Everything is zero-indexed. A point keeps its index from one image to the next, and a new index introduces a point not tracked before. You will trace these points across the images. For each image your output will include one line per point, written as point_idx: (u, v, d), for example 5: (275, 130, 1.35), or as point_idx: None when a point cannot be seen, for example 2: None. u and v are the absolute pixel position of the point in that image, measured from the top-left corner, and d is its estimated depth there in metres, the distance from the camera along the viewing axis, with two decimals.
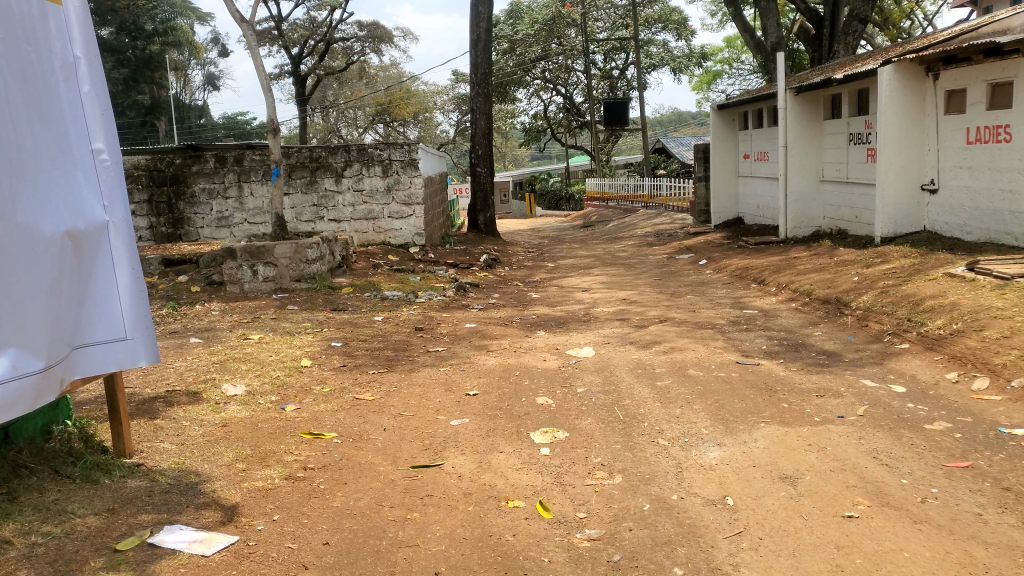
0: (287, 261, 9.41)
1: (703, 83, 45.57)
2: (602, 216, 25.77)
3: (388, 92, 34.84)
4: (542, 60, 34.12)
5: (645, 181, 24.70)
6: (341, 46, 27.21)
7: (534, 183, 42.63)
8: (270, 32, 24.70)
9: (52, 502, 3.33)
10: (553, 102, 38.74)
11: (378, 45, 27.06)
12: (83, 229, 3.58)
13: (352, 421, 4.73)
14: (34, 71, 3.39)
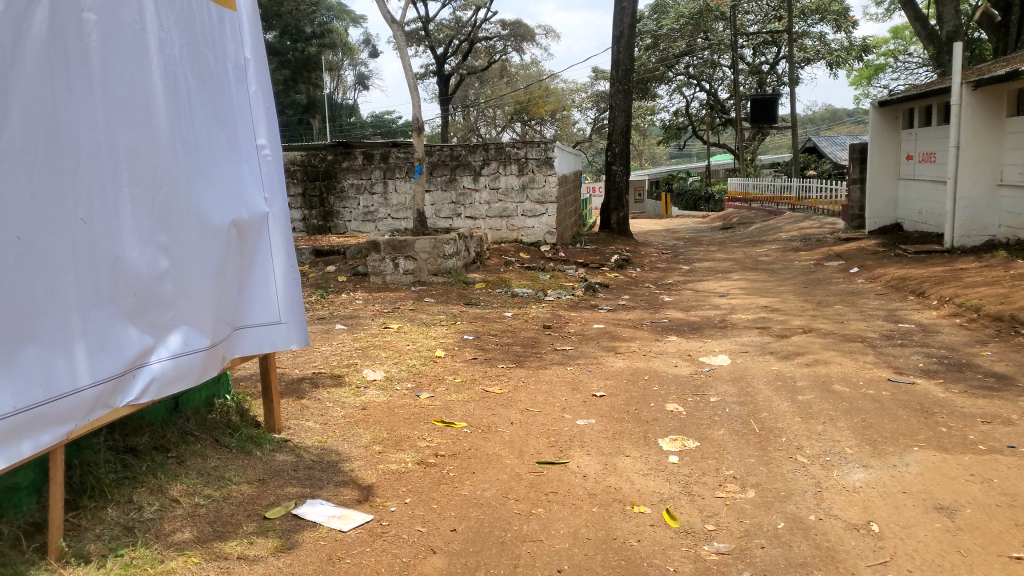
0: (426, 256, 9.76)
1: (862, 79, 42.69)
2: (742, 217, 24.70)
3: (528, 90, 35.18)
4: (685, 56, 33.06)
5: (791, 183, 23.45)
6: (485, 45, 27.80)
7: (670, 180, 41.56)
8: (417, 34, 25.67)
9: (213, 468, 3.57)
10: (693, 100, 37.65)
11: (520, 44, 27.37)
12: (248, 218, 3.85)
13: (480, 412, 4.82)
14: (214, 71, 3.68)
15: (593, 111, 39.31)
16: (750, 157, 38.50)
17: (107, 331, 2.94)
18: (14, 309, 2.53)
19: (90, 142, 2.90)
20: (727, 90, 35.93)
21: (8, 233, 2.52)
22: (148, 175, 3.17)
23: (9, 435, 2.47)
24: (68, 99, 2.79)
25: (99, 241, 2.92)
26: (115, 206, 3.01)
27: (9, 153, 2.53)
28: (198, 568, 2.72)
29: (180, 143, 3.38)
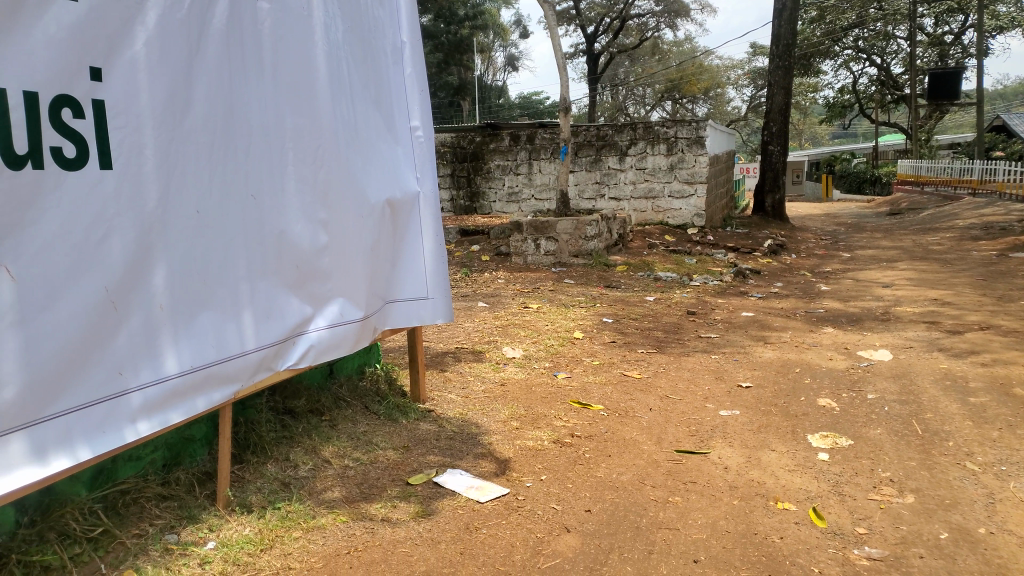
0: (568, 237, 9.78)
1: None
2: (913, 202, 22.78)
3: (680, 68, 34.14)
4: (855, 27, 30.75)
5: (973, 165, 21.33)
6: (636, 23, 27.24)
7: (832, 162, 39.04)
8: (568, 13, 25.56)
9: (362, 433, 3.78)
10: (862, 75, 35.03)
11: (673, 20, 26.58)
12: (400, 197, 4.00)
13: (619, 396, 4.78)
14: (373, 55, 3.83)
15: (749, 88, 37.56)
16: (925, 136, 35.37)
17: (272, 301, 3.17)
18: (194, 277, 2.78)
19: (261, 124, 3.11)
20: (902, 63, 33.12)
21: (190, 208, 2.76)
22: (311, 155, 3.37)
23: (187, 391, 2.74)
24: (242, 84, 3.00)
25: (267, 217, 3.14)
26: (281, 184, 3.23)
27: (192, 134, 2.77)
28: (345, 526, 2.89)
29: (340, 125, 3.56)
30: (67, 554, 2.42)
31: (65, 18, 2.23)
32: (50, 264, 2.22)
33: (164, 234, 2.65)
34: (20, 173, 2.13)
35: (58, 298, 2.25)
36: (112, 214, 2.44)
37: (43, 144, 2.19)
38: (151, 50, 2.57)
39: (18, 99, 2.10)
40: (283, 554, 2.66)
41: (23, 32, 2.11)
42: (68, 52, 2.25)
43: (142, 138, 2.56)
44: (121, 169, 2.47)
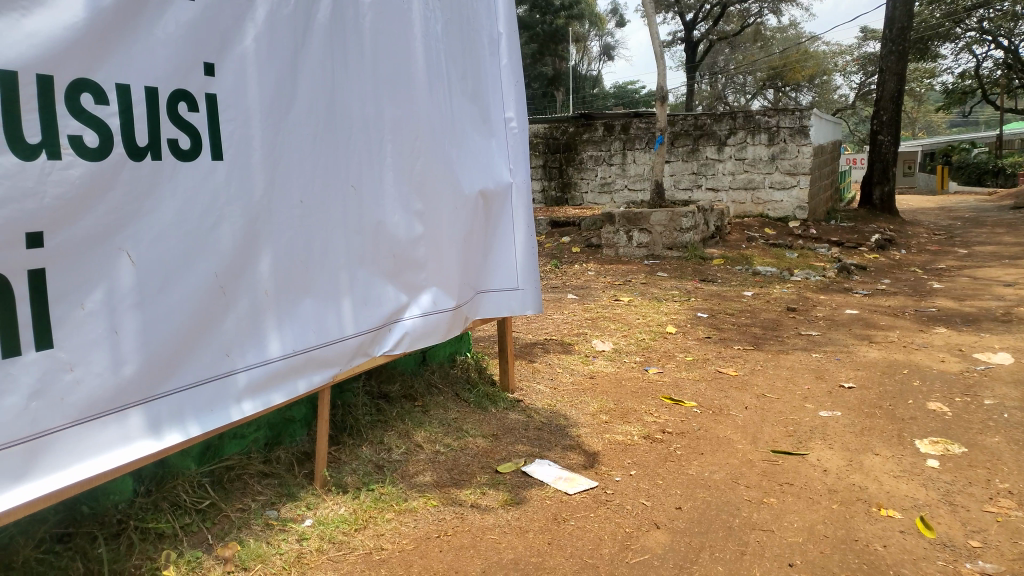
0: (662, 229, 9.61)
1: None
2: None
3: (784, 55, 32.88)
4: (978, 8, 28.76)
5: None
6: (737, 8, 26.40)
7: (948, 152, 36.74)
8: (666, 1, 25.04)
9: (453, 420, 3.84)
10: (984, 59, 32.74)
11: (777, 5, 25.61)
12: (494, 188, 4.02)
13: (712, 393, 4.66)
14: (469, 47, 3.86)
15: (858, 75, 35.79)
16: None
17: (369, 288, 3.26)
18: (296, 264, 2.89)
19: (361, 116, 3.19)
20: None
21: (294, 198, 2.87)
22: (408, 146, 3.43)
23: (288, 373, 2.86)
24: (343, 77, 3.09)
25: (365, 207, 3.23)
26: (379, 174, 3.30)
27: (297, 126, 2.87)
28: (436, 510, 2.95)
29: (436, 116, 3.61)
30: (178, 523, 2.57)
31: (181, 16, 2.36)
32: (166, 250, 2.36)
33: (269, 222, 2.76)
34: (141, 165, 2.27)
35: (173, 282, 2.38)
36: (222, 203, 2.56)
37: (161, 137, 2.32)
38: (260, 46, 2.68)
39: (139, 94, 2.23)
40: (376, 535, 2.73)
41: (144, 31, 2.24)
42: (184, 49, 2.37)
43: (251, 130, 2.67)
44: (231, 160, 2.59)
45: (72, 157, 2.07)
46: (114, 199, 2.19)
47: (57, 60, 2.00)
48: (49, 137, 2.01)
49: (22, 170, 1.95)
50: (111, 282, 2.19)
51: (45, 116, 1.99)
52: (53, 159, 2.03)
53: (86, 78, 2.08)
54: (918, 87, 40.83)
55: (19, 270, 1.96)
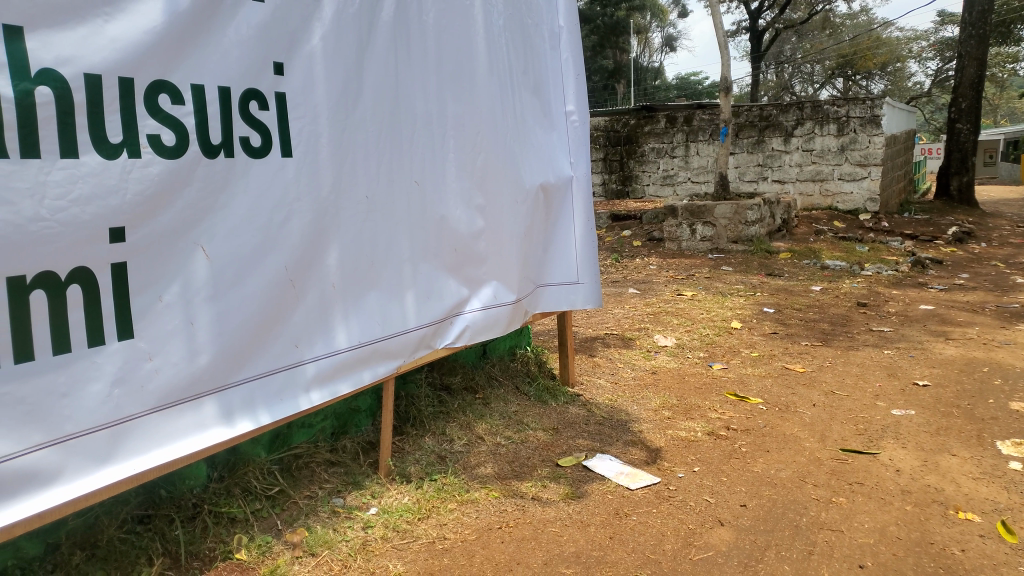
0: (726, 222, 9.43)
1: None
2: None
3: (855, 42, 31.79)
4: None
5: None
6: None
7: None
8: None
9: (513, 412, 3.86)
10: None
11: None
12: (554, 181, 4.02)
13: (779, 389, 4.55)
14: (530, 41, 3.86)
15: (934, 61, 34.34)
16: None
17: (431, 282, 3.30)
18: (362, 258, 2.95)
19: (424, 112, 3.23)
20: None
21: (360, 193, 2.92)
22: (469, 141, 3.46)
23: (353, 364, 2.93)
24: (407, 74, 3.13)
25: (428, 202, 3.26)
26: (442, 169, 3.34)
27: (362, 124, 2.92)
28: (497, 501, 2.97)
29: (498, 110, 3.63)
30: (249, 508, 2.66)
31: (252, 18, 2.43)
32: (239, 244, 2.44)
33: (336, 217, 2.82)
34: (215, 162, 2.35)
35: (246, 275, 2.46)
36: (291, 199, 2.63)
37: (234, 135, 2.40)
38: (327, 44, 2.74)
39: (213, 94, 2.31)
40: (439, 524, 2.77)
41: (217, 33, 2.32)
42: (254, 49, 2.45)
43: (319, 127, 2.73)
44: (300, 156, 2.66)
45: (152, 156, 2.16)
46: (190, 196, 2.28)
47: (137, 63, 2.09)
48: (130, 137, 2.10)
49: (105, 168, 2.05)
50: (188, 275, 2.28)
51: (126, 116, 2.08)
52: (134, 157, 2.12)
53: (164, 79, 2.16)
54: (1000, 73, 38.90)
55: (103, 263, 2.06)
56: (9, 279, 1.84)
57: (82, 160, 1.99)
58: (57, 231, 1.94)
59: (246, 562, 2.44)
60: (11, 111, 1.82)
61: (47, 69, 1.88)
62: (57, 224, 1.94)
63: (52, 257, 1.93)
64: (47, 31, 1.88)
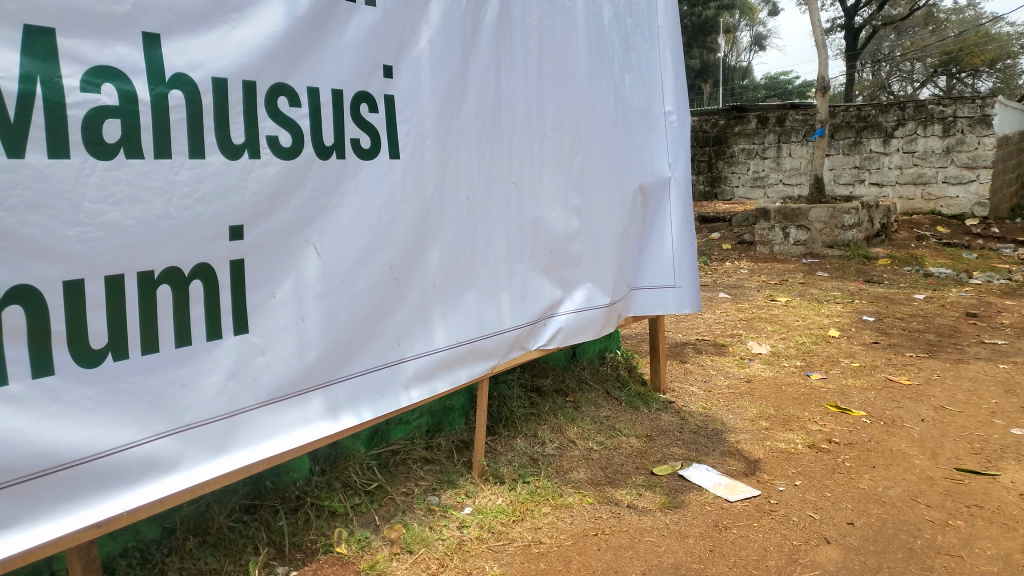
0: (822, 226, 9.10)
1: None
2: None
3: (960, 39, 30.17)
4: None
5: None
6: None
7: None
8: None
9: (605, 417, 3.81)
10: None
11: None
12: (651, 182, 3.95)
13: (883, 402, 4.34)
14: (631, 41, 3.81)
15: None
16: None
17: (528, 283, 3.29)
18: (462, 258, 2.97)
19: (525, 113, 3.22)
20: None
21: (462, 194, 2.94)
22: (568, 142, 3.44)
23: (451, 363, 2.96)
24: (509, 76, 3.13)
25: (526, 203, 3.26)
26: (542, 170, 3.32)
27: (465, 125, 2.93)
28: (592, 507, 2.93)
29: (598, 111, 3.59)
30: (349, 503, 2.70)
31: (364, 23, 2.50)
32: (347, 244, 2.49)
33: (440, 218, 2.85)
34: (327, 162, 2.41)
35: (352, 275, 2.52)
36: (398, 200, 2.67)
37: (345, 136, 2.45)
38: (433, 48, 2.77)
39: (327, 97, 2.38)
40: (534, 527, 2.75)
41: (332, 37, 2.39)
42: (365, 53, 2.51)
43: (425, 129, 2.76)
44: (407, 158, 2.69)
45: (270, 156, 2.23)
46: (304, 196, 2.34)
47: (258, 67, 2.18)
48: (251, 138, 2.18)
49: (229, 168, 2.12)
50: (299, 273, 2.35)
51: (248, 118, 2.16)
52: (254, 158, 2.19)
53: (283, 82, 2.25)
54: None
55: (223, 259, 2.13)
56: (139, 273, 1.94)
57: (208, 161, 2.07)
58: (183, 228, 2.03)
59: (346, 556, 2.48)
60: (147, 114, 1.92)
61: (180, 74, 1.99)
62: (184, 222, 2.03)
63: (178, 254, 2.02)
64: (180, 38, 1.99)
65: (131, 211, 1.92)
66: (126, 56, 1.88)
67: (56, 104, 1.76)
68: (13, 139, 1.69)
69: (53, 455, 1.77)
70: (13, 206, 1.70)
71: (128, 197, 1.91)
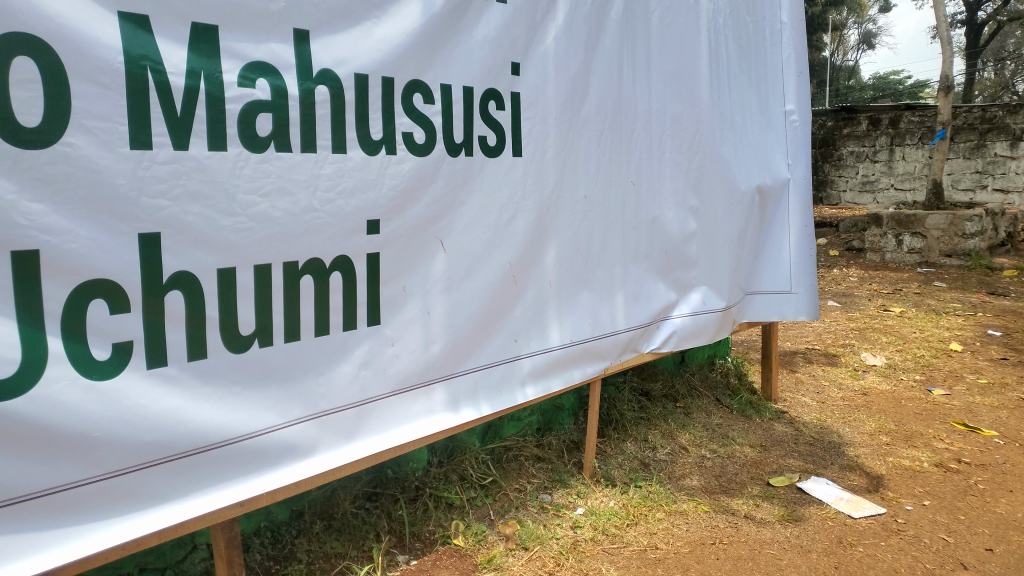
0: (939, 233, 8.63)
1: None
2: None
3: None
4: None
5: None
6: None
7: None
8: None
9: (717, 425, 3.72)
10: None
11: None
12: (770, 184, 3.83)
13: (1017, 423, 4.06)
14: (753, 39, 3.70)
15: None
16: None
17: (643, 284, 3.25)
18: (579, 257, 2.95)
19: (645, 112, 3.17)
20: None
21: (580, 192, 2.92)
22: (687, 141, 3.37)
23: (565, 362, 2.96)
24: (631, 75, 3.09)
25: (643, 202, 3.21)
26: (660, 170, 3.26)
27: (586, 123, 2.92)
28: (708, 516, 2.85)
29: (716, 110, 3.51)
30: (465, 496, 2.74)
31: (495, 20, 2.52)
32: (470, 241, 2.52)
33: (558, 216, 2.84)
34: (457, 160, 2.44)
35: (474, 270, 2.55)
36: (519, 197, 2.68)
37: (473, 133, 2.48)
38: (559, 45, 2.77)
39: (459, 94, 2.41)
40: (649, 532, 2.70)
41: (464, 35, 2.43)
42: (495, 51, 2.53)
43: (548, 127, 2.76)
44: (529, 156, 2.70)
45: (405, 153, 2.28)
46: (434, 193, 2.38)
47: (397, 63, 2.23)
48: (389, 134, 2.23)
49: (367, 163, 2.18)
50: (427, 268, 2.39)
51: (386, 114, 2.21)
52: (391, 154, 2.24)
53: (419, 79, 2.29)
54: None
55: (360, 253, 2.19)
56: (285, 264, 2.01)
57: (349, 155, 2.13)
58: (325, 221, 2.09)
59: (464, 548, 2.50)
60: (296, 108, 1.99)
61: (326, 70, 2.05)
62: (326, 215, 2.09)
63: (320, 246, 2.09)
64: (327, 35, 2.06)
65: (280, 203, 1.99)
66: (280, 52, 1.96)
67: (217, 98, 1.84)
68: (179, 132, 1.78)
69: (204, 435, 1.86)
70: (176, 196, 1.79)
71: (277, 190, 1.98)
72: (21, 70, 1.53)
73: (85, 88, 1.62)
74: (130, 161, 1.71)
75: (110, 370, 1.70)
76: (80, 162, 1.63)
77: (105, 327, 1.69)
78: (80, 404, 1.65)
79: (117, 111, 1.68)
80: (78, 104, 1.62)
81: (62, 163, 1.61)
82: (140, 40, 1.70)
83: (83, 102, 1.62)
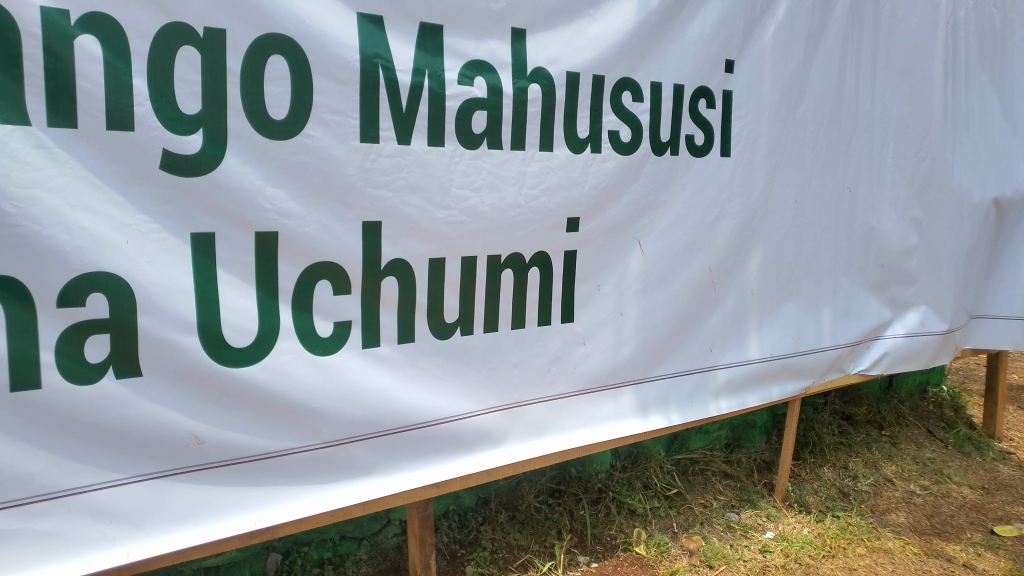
0: None
1: None
2: None
3: None
4: None
5: None
6: None
7: None
8: None
9: (929, 460, 3.37)
10: None
11: None
12: (1011, 196, 3.40)
13: None
14: (998, 33, 3.30)
15: None
16: None
17: (853, 299, 3.00)
18: (784, 266, 2.78)
19: (868, 112, 2.93)
20: None
21: (790, 197, 2.75)
22: (914, 145, 3.07)
23: (763, 377, 2.80)
24: (855, 72, 2.86)
25: (860, 210, 2.96)
26: (881, 175, 3.00)
27: (802, 123, 2.74)
28: (918, 559, 2.58)
29: (949, 112, 3.17)
30: (648, 505, 2.67)
31: (711, 16, 2.43)
32: (671, 242, 2.45)
33: (765, 221, 2.69)
34: (662, 159, 2.38)
35: (672, 273, 2.47)
36: (724, 199, 2.56)
37: (680, 132, 2.41)
38: (777, 42, 2.62)
39: (668, 92, 2.35)
40: (849, 567, 2.49)
41: (678, 32, 2.36)
42: (709, 48, 2.44)
43: (760, 127, 2.62)
44: (738, 157, 2.57)
45: (610, 151, 2.25)
46: (636, 192, 2.34)
47: (608, 62, 2.21)
48: (595, 133, 2.21)
49: (572, 162, 2.18)
50: (623, 268, 2.36)
51: (594, 112, 2.20)
52: (596, 152, 2.23)
53: (629, 77, 2.26)
54: None
55: (559, 249, 2.20)
56: (489, 257, 2.06)
57: (555, 153, 2.14)
58: (529, 217, 2.12)
59: (646, 558, 2.44)
60: (508, 106, 2.03)
61: (540, 68, 2.07)
62: (530, 211, 2.12)
63: (521, 241, 2.12)
64: (542, 34, 2.08)
65: (489, 198, 2.04)
66: (497, 51, 2.00)
67: (438, 95, 1.91)
68: (403, 127, 1.87)
69: (408, 415, 1.95)
70: (398, 187, 1.88)
71: (487, 185, 2.03)
72: (274, 68, 1.67)
73: (326, 84, 1.74)
74: (360, 153, 1.81)
75: (330, 346, 1.82)
76: (317, 153, 1.75)
77: (329, 306, 1.81)
78: (303, 377, 1.78)
79: (351, 106, 1.78)
80: (319, 99, 1.74)
81: (303, 153, 1.73)
82: (375, 40, 1.80)
83: (324, 97, 1.74)
